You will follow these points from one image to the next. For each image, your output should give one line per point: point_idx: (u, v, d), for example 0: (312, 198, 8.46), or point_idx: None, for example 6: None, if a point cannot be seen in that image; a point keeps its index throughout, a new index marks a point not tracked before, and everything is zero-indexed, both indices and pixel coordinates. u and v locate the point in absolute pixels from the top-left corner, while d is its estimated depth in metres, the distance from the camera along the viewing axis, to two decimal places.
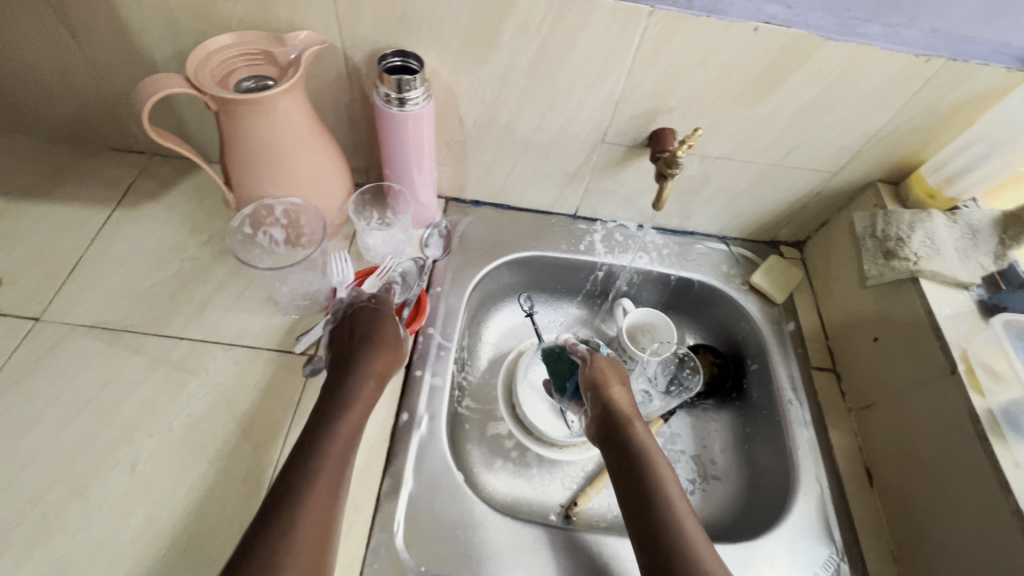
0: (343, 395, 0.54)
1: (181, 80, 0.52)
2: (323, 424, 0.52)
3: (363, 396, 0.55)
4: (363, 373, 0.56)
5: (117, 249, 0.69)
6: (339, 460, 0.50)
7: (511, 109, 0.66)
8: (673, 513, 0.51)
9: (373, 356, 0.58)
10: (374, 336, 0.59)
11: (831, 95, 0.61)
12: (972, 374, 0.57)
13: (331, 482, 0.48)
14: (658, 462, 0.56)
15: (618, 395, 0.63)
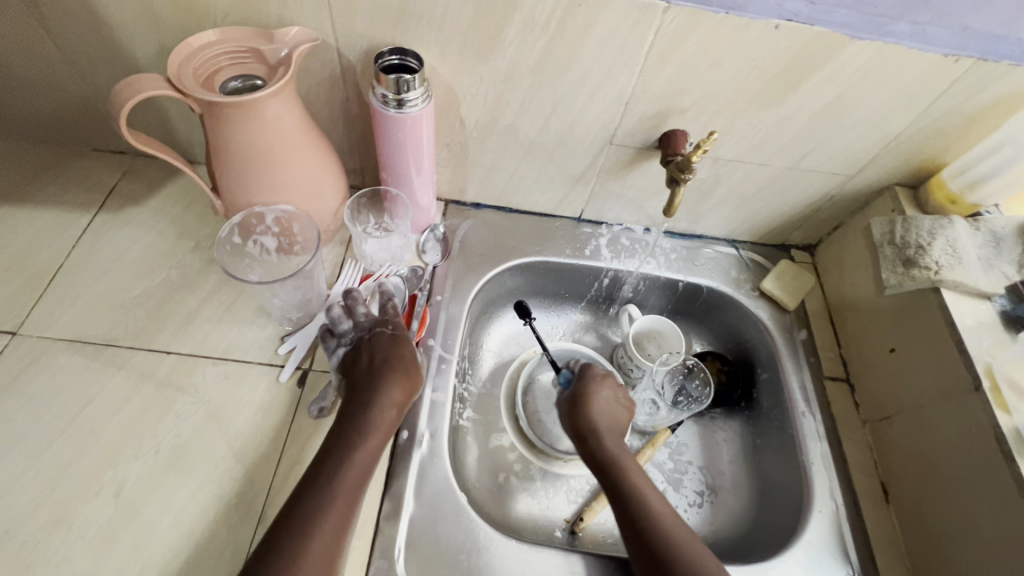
0: (362, 427, 0.51)
1: (162, 82, 0.48)
2: (338, 454, 0.49)
3: (382, 427, 0.52)
4: (383, 406, 0.53)
5: (100, 257, 0.66)
6: (353, 495, 0.48)
7: (515, 109, 0.62)
8: (682, 553, 0.50)
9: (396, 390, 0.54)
10: (396, 365, 0.55)
11: (853, 96, 0.58)
12: (996, 391, 0.55)
13: (343, 517, 0.47)
14: (652, 498, 0.54)
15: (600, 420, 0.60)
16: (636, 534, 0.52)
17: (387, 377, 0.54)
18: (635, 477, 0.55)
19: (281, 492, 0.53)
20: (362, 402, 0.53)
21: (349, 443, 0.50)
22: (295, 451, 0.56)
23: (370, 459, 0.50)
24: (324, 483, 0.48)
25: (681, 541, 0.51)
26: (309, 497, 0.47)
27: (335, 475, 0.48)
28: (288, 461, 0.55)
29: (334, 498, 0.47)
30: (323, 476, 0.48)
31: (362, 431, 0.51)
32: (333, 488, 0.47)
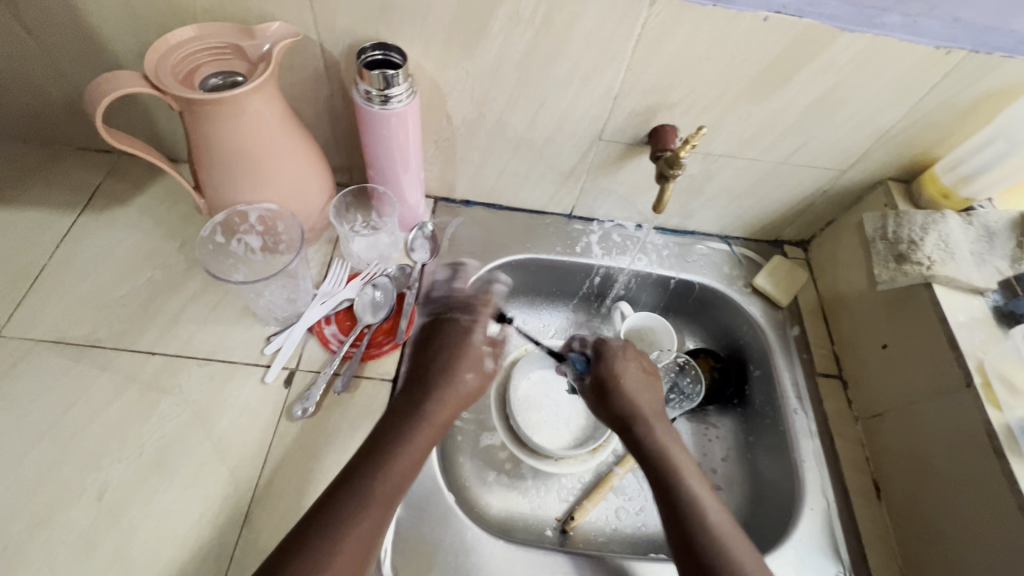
0: (415, 422, 0.52)
1: (139, 79, 0.47)
2: (384, 450, 0.50)
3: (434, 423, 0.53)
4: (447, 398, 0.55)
5: (84, 257, 0.65)
6: (394, 492, 0.48)
7: (502, 105, 0.62)
8: (715, 531, 0.51)
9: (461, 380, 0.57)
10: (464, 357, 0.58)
11: (844, 90, 0.57)
12: (988, 388, 0.54)
13: (381, 516, 0.47)
14: (690, 476, 0.55)
15: (639, 397, 0.61)
16: (672, 511, 0.53)
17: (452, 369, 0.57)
18: (673, 456, 0.57)
19: (267, 493, 0.53)
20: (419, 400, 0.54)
21: (399, 440, 0.51)
22: (281, 451, 0.55)
23: (416, 459, 0.51)
24: (364, 479, 0.48)
25: (715, 519, 0.52)
26: (347, 493, 0.47)
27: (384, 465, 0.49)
28: (275, 462, 0.55)
29: (382, 490, 0.48)
30: (366, 472, 0.48)
31: (414, 426, 0.52)
32: (377, 485, 0.47)
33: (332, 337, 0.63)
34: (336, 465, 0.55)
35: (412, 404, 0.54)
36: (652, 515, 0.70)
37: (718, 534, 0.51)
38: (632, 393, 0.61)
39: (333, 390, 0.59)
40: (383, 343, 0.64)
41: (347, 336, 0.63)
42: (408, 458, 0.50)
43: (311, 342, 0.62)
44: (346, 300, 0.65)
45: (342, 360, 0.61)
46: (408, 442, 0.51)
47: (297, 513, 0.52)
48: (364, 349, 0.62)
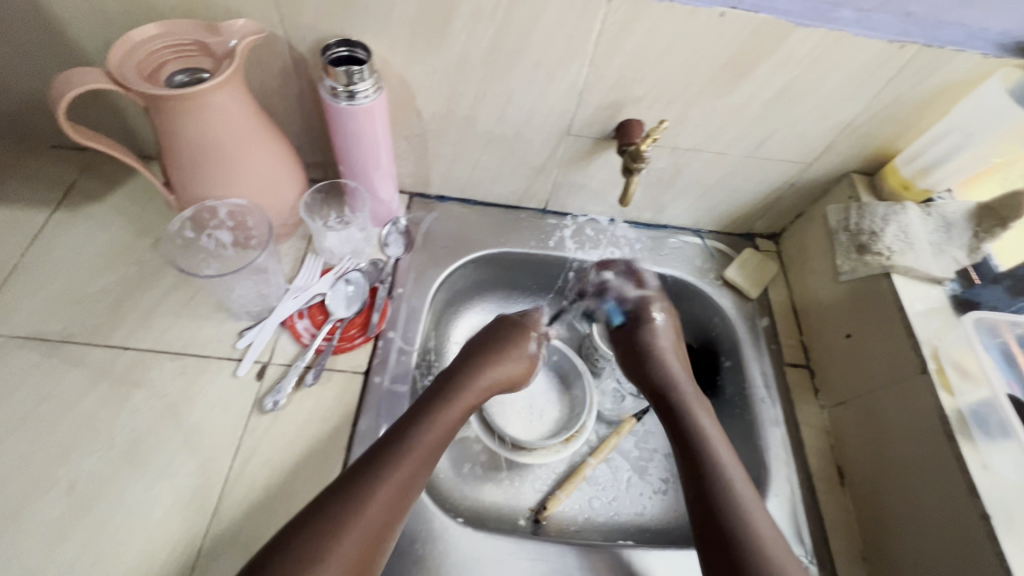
0: (429, 411, 0.55)
1: (102, 76, 0.48)
2: (396, 439, 0.52)
3: (448, 414, 0.56)
4: (473, 391, 0.60)
5: (57, 254, 0.65)
6: (426, 455, 0.52)
7: (470, 101, 0.63)
8: (730, 486, 0.52)
9: (498, 374, 0.63)
10: (513, 356, 0.65)
11: (803, 84, 0.59)
12: (941, 373, 0.56)
13: (395, 500, 0.48)
14: (711, 435, 0.57)
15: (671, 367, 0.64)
16: (690, 466, 0.55)
17: (492, 364, 0.63)
18: (697, 418, 0.58)
19: (237, 484, 0.54)
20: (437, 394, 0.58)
21: (410, 429, 0.53)
22: (253, 442, 0.56)
23: (433, 447, 0.53)
24: (375, 467, 0.49)
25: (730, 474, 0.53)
26: (358, 482, 0.48)
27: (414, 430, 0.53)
28: (246, 454, 0.56)
29: (416, 449, 0.51)
30: (379, 461, 0.49)
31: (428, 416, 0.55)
32: (404, 457, 0.50)
33: (304, 331, 0.63)
34: (306, 456, 0.56)
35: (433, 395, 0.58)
36: (624, 504, 0.71)
37: (731, 489, 0.52)
38: (665, 364, 0.64)
39: (304, 382, 0.60)
40: (356, 335, 0.64)
41: (319, 329, 0.64)
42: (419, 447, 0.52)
43: (284, 336, 0.63)
44: (318, 295, 0.66)
45: (314, 353, 0.62)
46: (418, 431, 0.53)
47: (267, 503, 0.53)
48: (336, 343, 0.63)
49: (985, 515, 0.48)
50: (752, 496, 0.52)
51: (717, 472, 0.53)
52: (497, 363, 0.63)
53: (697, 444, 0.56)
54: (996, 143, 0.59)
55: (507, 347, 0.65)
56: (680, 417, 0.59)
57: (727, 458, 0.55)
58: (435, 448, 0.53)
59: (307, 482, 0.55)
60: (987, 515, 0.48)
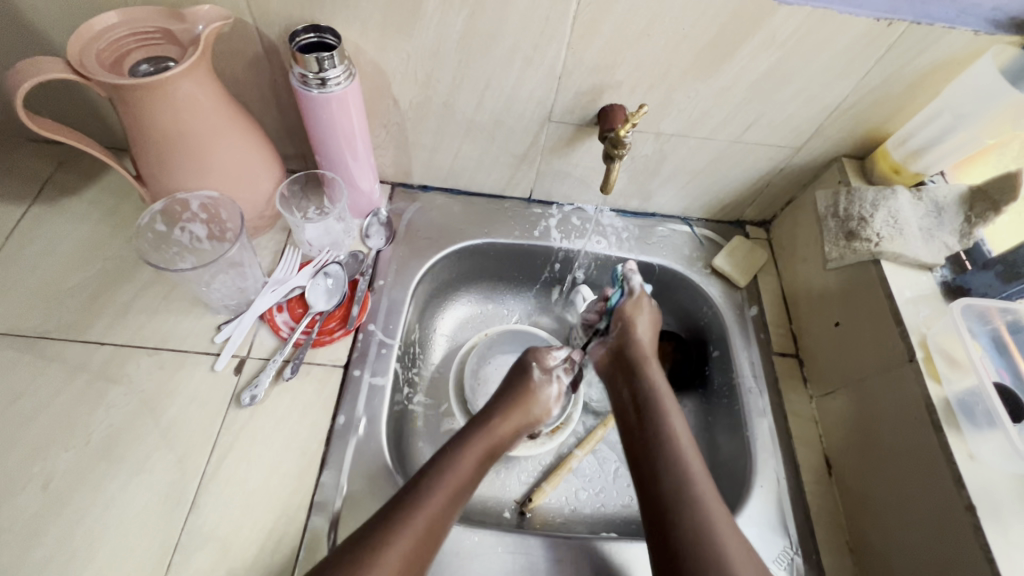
0: (449, 465, 0.54)
1: (62, 65, 0.47)
2: (413, 494, 0.50)
3: (466, 466, 0.55)
4: (494, 441, 0.59)
5: (33, 249, 0.65)
6: (452, 499, 0.52)
7: (447, 87, 0.61)
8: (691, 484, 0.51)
9: (517, 422, 0.62)
10: (533, 404, 0.63)
11: (788, 65, 0.57)
12: (929, 361, 0.54)
13: (413, 557, 0.47)
14: (680, 439, 0.55)
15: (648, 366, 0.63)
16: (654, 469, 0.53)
17: (514, 412, 0.62)
18: (670, 421, 0.57)
19: (214, 479, 0.53)
20: (456, 445, 0.57)
21: (428, 483, 0.51)
22: (230, 438, 0.56)
23: (455, 495, 0.52)
24: (395, 519, 0.48)
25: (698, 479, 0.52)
26: (379, 529, 0.47)
27: (439, 475, 0.53)
28: (223, 449, 0.55)
29: (439, 492, 0.51)
30: (400, 504, 0.49)
31: (447, 469, 0.53)
32: (430, 501, 0.50)
33: (283, 324, 0.63)
34: (284, 451, 0.56)
35: (452, 446, 0.56)
36: (611, 495, 0.70)
37: (697, 495, 0.50)
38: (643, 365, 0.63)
39: (282, 377, 0.60)
40: (335, 328, 0.64)
41: (298, 323, 0.63)
42: (437, 503, 0.50)
43: (262, 330, 0.62)
44: (296, 287, 0.65)
45: (293, 347, 0.61)
46: (436, 486, 0.51)
47: (244, 498, 0.53)
48: (315, 336, 0.62)
49: (971, 506, 0.47)
50: (718, 503, 0.50)
51: (682, 477, 0.52)
52: (518, 411, 0.62)
53: (664, 448, 0.54)
54: (989, 124, 0.57)
55: (529, 393, 0.64)
56: (652, 419, 0.58)
57: (694, 463, 0.53)
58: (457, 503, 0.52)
59: (284, 477, 0.54)
60: (972, 506, 0.47)
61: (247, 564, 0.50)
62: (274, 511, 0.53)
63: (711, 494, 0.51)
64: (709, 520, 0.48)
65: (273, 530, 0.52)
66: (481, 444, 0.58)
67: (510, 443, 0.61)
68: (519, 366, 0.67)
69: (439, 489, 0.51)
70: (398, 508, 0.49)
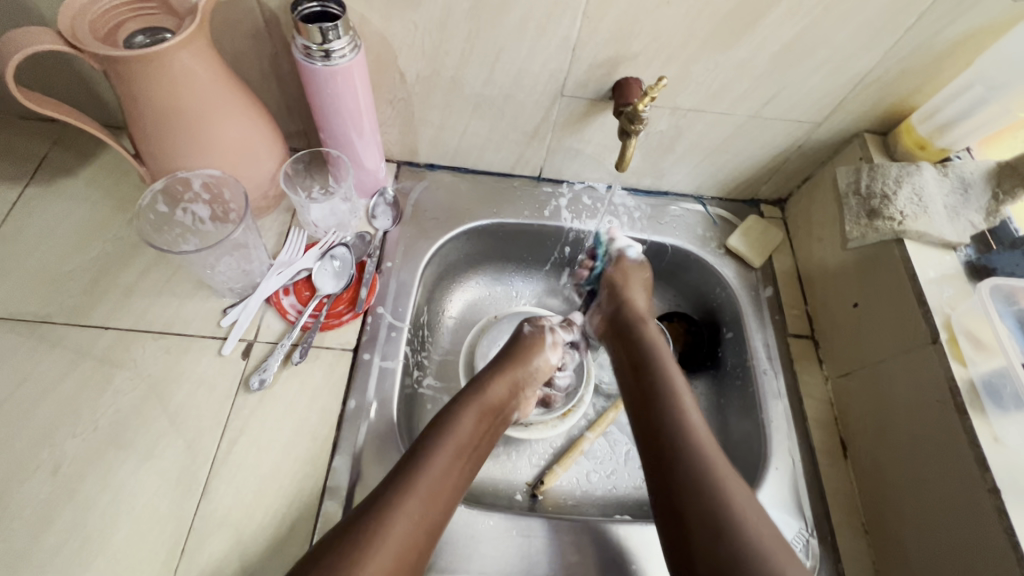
0: (443, 432, 0.54)
1: (54, 36, 0.44)
2: (414, 461, 0.50)
3: (463, 431, 0.54)
4: (492, 400, 0.59)
5: (32, 231, 0.63)
6: (455, 458, 0.52)
7: (456, 60, 0.59)
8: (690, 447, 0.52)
9: (514, 378, 0.62)
10: (528, 358, 0.64)
11: (813, 35, 0.55)
12: (954, 343, 0.53)
13: (420, 527, 0.47)
14: (682, 398, 0.57)
15: (648, 325, 0.66)
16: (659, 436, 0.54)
17: (507, 369, 0.62)
18: (673, 380, 0.59)
19: (226, 464, 0.53)
20: (451, 411, 0.56)
21: (426, 452, 0.51)
22: (240, 423, 0.55)
23: (457, 454, 0.53)
24: (401, 489, 0.48)
25: (703, 441, 0.53)
26: (385, 500, 0.47)
27: (439, 440, 0.53)
28: (233, 434, 0.54)
29: (440, 456, 0.51)
30: (403, 472, 0.49)
31: (444, 437, 0.53)
32: (431, 465, 0.50)
33: (290, 308, 0.61)
34: (295, 436, 0.55)
35: (445, 413, 0.56)
36: (623, 478, 0.70)
37: (706, 459, 0.51)
38: (644, 324, 0.66)
39: (291, 361, 0.58)
40: (343, 312, 0.62)
41: (305, 306, 0.61)
42: (438, 472, 0.50)
43: (269, 313, 0.61)
44: (303, 270, 0.63)
45: (301, 330, 0.60)
46: (434, 456, 0.51)
47: (255, 483, 0.52)
48: (323, 319, 0.61)
49: (995, 489, 0.47)
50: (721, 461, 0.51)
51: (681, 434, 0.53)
52: (514, 367, 0.62)
53: (667, 411, 0.56)
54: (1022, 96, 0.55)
55: (525, 350, 0.65)
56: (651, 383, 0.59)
57: (700, 427, 0.54)
58: (459, 470, 0.52)
59: (296, 462, 0.54)
60: (996, 489, 0.47)
61: (261, 549, 0.50)
62: (287, 495, 0.52)
63: (721, 461, 0.51)
64: (717, 480, 0.49)
65: (286, 515, 0.51)
66: (475, 406, 0.58)
67: (512, 401, 0.61)
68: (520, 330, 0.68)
69: (438, 459, 0.51)
70: (398, 479, 0.49)
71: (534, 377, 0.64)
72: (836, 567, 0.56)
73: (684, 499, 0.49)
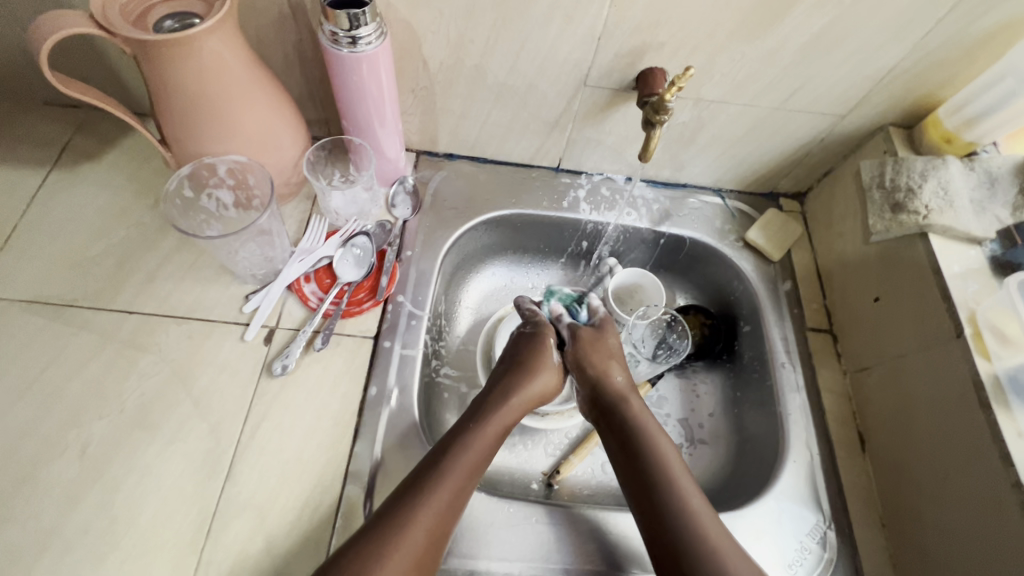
0: (449, 459, 0.50)
1: (87, 20, 0.44)
2: (420, 488, 0.48)
3: (474, 453, 0.52)
4: (504, 423, 0.56)
5: (57, 215, 0.63)
6: (461, 489, 0.49)
7: (480, 48, 0.58)
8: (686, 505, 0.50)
9: (529, 398, 0.59)
10: (538, 374, 0.60)
11: (843, 25, 0.54)
12: (978, 338, 0.53)
13: (428, 549, 0.46)
14: (662, 443, 0.55)
15: (610, 370, 0.61)
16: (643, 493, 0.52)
17: (521, 387, 0.58)
18: (653, 436, 0.56)
19: (249, 447, 0.53)
20: (475, 416, 0.55)
21: (434, 479, 0.49)
22: (263, 408, 0.55)
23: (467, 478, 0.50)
24: (407, 513, 0.47)
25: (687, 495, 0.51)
26: (391, 524, 0.46)
27: (448, 464, 0.50)
28: (256, 418, 0.55)
29: (446, 486, 0.49)
30: (409, 499, 0.47)
31: (462, 445, 0.52)
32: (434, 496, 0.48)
33: (311, 295, 0.62)
34: (317, 421, 0.55)
35: (454, 434, 0.53)
36: None
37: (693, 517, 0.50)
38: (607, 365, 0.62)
39: (313, 347, 0.59)
40: (364, 300, 0.63)
41: (326, 293, 0.62)
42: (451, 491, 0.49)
43: (291, 300, 0.61)
44: (324, 258, 0.64)
45: (323, 317, 0.61)
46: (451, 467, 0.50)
47: (279, 467, 0.53)
48: (344, 307, 0.61)
49: (1018, 484, 0.46)
50: (716, 525, 0.49)
51: (672, 496, 0.51)
52: (528, 381, 0.59)
53: (648, 458, 0.54)
54: None
55: (535, 365, 0.61)
56: (633, 440, 0.56)
57: (684, 476, 0.53)
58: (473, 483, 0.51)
59: (318, 447, 0.54)
60: (1019, 484, 0.46)
61: (284, 532, 0.50)
62: (310, 480, 0.53)
63: (712, 522, 0.49)
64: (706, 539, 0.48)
65: (310, 498, 0.52)
66: (489, 429, 0.54)
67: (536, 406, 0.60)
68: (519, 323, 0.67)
69: (446, 488, 0.49)
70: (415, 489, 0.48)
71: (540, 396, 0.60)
72: (852, 560, 0.56)
73: (673, 555, 0.48)
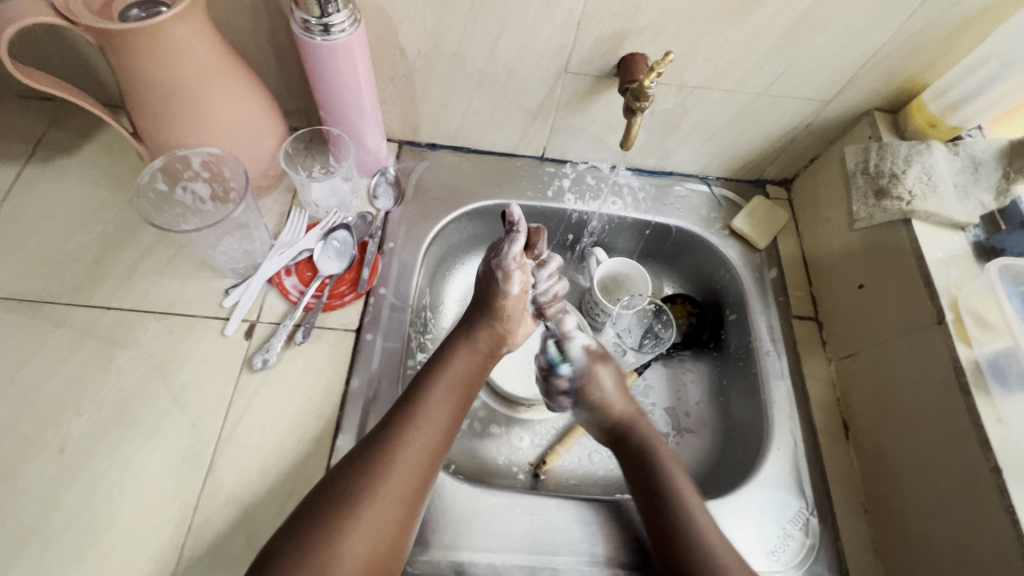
0: (436, 374, 0.55)
1: (47, 9, 0.43)
2: (402, 419, 0.51)
3: (455, 375, 0.56)
4: (482, 347, 0.59)
5: (31, 211, 0.62)
6: (446, 426, 0.53)
7: (457, 36, 0.57)
8: (702, 536, 0.49)
9: (496, 333, 0.61)
10: (496, 300, 0.61)
11: (826, 7, 0.53)
12: (959, 324, 0.53)
13: (406, 497, 0.48)
14: (677, 479, 0.53)
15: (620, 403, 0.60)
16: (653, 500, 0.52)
17: (488, 316, 0.61)
18: (669, 468, 0.54)
19: (230, 442, 0.53)
20: (446, 352, 0.58)
21: (414, 415, 0.51)
22: (243, 403, 0.55)
23: (450, 420, 0.53)
24: (390, 441, 0.49)
25: (687, 497, 0.52)
26: (375, 453, 0.48)
27: (429, 392, 0.53)
28: (237, 413, 0.55)
29: (427, 415, 0.52)
30: (393, 430, 0.50)
31: (436, 378, 0.55)
32: (413, 431, 0.50)
33: (292, 288, 0.61)
34: (297, 415, 0.55)
35: (438, 355, 0.58)
36: None
37: (696, 524, 0.50)
38: (617, 411, 0.59)
39: (294, 341, 0.58)
40: (346, 293, 0.62)
41: (307, 287, 0.61)
42: (432, 426, 0.51)
43: (271, 294, 0.61)
44: (305, 250, 0.63)
45: (304, 311, 0.60)
46: (428, 404, 0.53)
47: (260, 461, 0.53)
48: (325, 300, 0.60)
49: (997, 468, 0.47)
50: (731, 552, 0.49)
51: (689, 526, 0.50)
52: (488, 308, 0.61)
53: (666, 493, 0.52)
54: None
55: (488, 295, 0.62)
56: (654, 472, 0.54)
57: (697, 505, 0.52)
58: (451, 414, 0.54)
59: (300, 440, 0.54)
60: (997, 468, 0.47)
61: (267, 526, 0.50)
62: (292, 473, 0.53)
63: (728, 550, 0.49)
64: (707, 540, 0.49)
65: (292, 492, 0.52)
66: (468, 348, 0.58)
67: (499, 345, 0.61)
68: (486, 269, 0.63)
69: (432, 418, 0.52)
70: (393, 423, 0.51)
71: (506, 332, 0.62)
72: (835, 545, 0.56)
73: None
